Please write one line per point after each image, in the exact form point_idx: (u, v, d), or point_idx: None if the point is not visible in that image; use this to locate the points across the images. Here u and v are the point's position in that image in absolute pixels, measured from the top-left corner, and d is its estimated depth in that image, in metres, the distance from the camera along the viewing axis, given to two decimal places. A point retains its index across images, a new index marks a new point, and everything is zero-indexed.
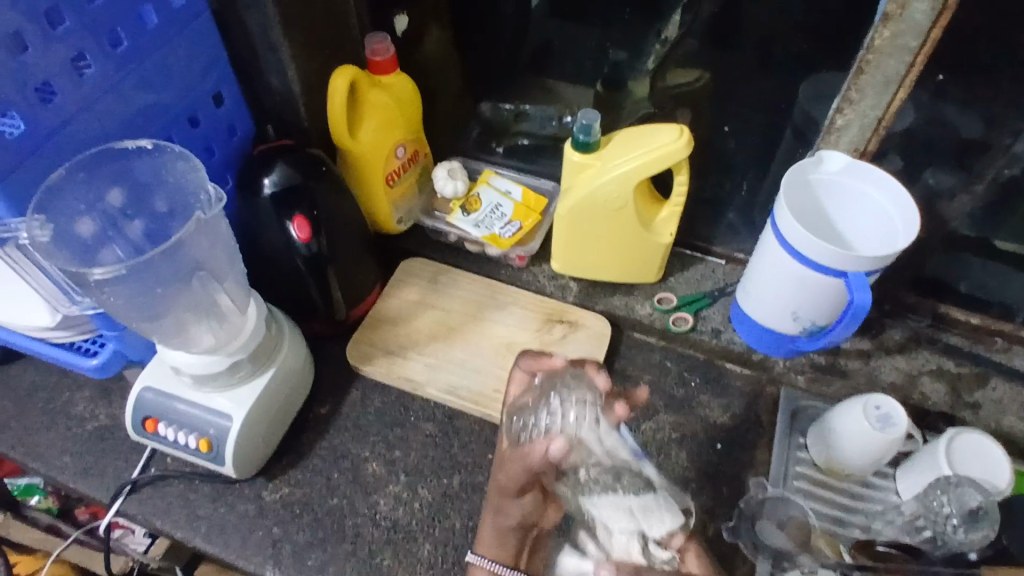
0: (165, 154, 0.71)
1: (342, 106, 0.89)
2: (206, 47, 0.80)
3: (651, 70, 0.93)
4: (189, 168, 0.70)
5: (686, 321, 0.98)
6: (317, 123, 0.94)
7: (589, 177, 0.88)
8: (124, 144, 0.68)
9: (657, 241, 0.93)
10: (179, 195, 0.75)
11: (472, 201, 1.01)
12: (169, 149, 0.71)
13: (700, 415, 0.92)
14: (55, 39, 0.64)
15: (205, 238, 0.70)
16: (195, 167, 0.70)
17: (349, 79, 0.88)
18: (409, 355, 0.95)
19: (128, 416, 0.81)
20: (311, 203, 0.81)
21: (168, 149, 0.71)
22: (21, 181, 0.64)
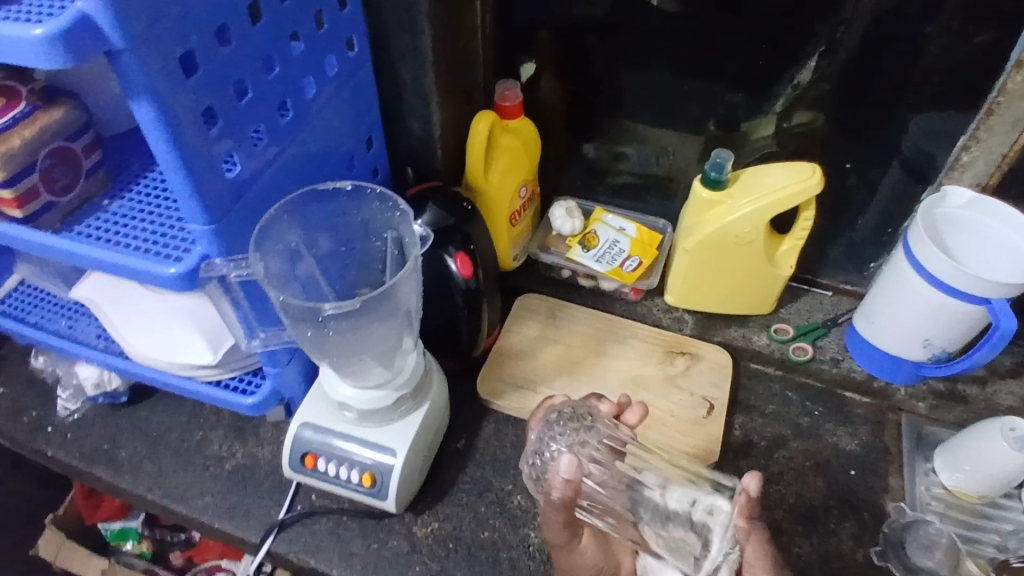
0: (361, 196, 0.74)
1: (480, 148, 0.93)
2: (366, 93, 0.83)
3: (778, 111, 0.97)
4: (390, 212, 0.74)
5: (805, 351, 1.01)
6: (448, 165, 0.97)
7: (718, 213, 0.92)
8: (333, 184, 0.71)
9: (779, 274, 0.97)
10: (360, 235, 0.77)
11: (590, 238, 1.04)
12: (366, 191, 0.74)
13: (828, 443, 0.94)
14: (268, 84, 0.66)
15: (410, 285, 0.72)
16: (389, 206, 0.74)
17: (487, 124, 0.92)
18: (539, 388, 0.96)
19: (287, 453, 0.82)
20: (466, 238, 0.84)
21: (365, 191, 0.74)
22: (233, 220, 0.64)
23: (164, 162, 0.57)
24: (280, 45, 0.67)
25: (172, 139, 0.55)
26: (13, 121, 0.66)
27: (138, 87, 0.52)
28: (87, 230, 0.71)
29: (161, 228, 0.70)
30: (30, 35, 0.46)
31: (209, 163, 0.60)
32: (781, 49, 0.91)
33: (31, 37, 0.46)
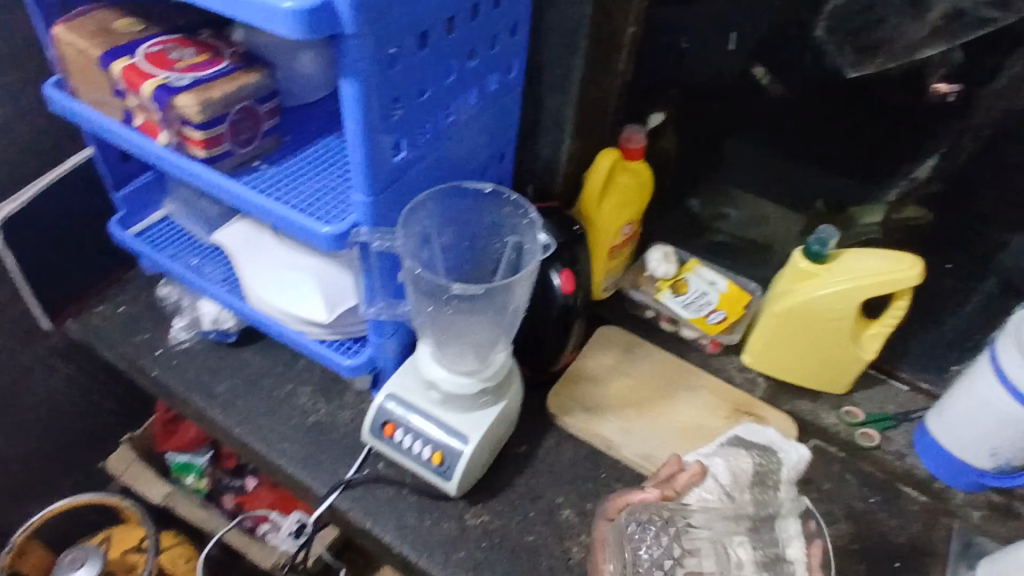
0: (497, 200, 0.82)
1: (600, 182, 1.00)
2: (513, 111, 0.91)
3: (889, 202, 1.01)
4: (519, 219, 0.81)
5: (871, 438, 1.03)
6: (566, 191, 1.04)
7: (811, 284, 0.96)
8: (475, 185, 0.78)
9: (860, 356, 1.00)
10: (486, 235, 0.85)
11: (681, 284, 1.10)
12: (503, 197, 0.82)
13: (878, 531, 0.95)
14: (444, 87, 0.74)
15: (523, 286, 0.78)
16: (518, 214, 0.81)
17: (612, 160, 1.00)
18: (605, 414, 1.00)
19: (369, 418, 0.89)
20: (573, 259, 0.91)
21: (503, 196, 0.82)
22: (388, 197, 0.72)
23: (350, 135, 0.65)
24: (461, 55, 0.75)
25: (363, 116, 0.63)
26: (216, 74, 0.76)
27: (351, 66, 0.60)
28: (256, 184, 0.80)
29: (320, 197, 0.79)
30: (283, 6, 0.55)
31: (384, 143, 0.68)
32: (902, 145, 0.96)
33: (283, 8, 0.55)
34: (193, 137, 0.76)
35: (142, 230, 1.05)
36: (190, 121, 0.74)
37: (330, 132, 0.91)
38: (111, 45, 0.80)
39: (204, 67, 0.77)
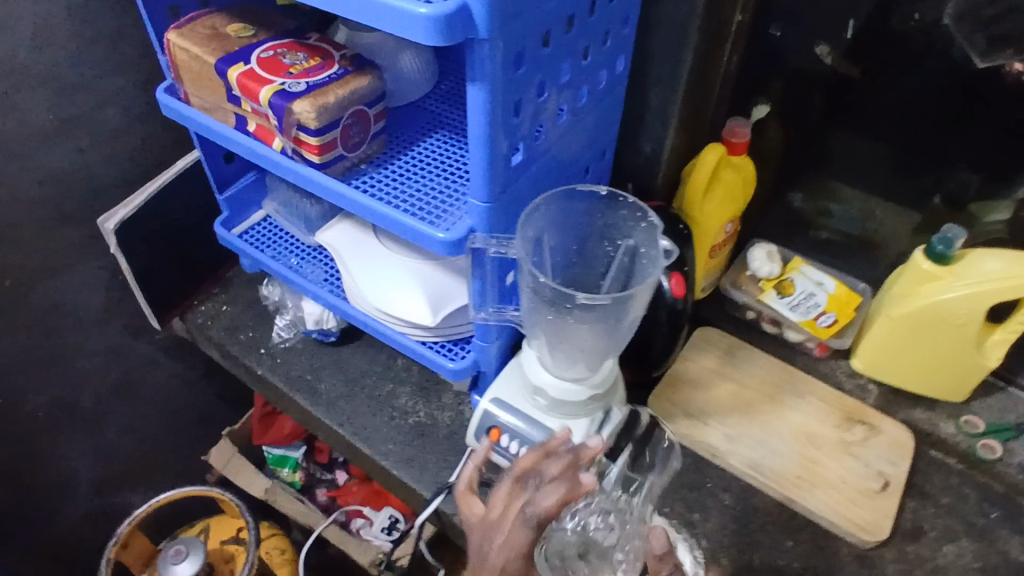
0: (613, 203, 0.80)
1: (705, 179, 0.96)
2: (616, 109, 0.89)
3: (1016, 199, 0.95)
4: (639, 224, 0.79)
5: (993, 450, 0.97)
6: (667, 189, 1.01)
7: (933, 288, 0.90)
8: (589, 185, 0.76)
9: (983, 363, 0.94)
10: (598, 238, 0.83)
11: (785, 285, 1.05)
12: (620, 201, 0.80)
13: (1003, 550, 0.89)
14: (559, 87, 0.72)
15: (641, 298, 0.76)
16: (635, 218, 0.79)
17: (717, 156, 0.95)
18: (710, 421, 0.97)
19: (475, 423, 0.88)
20: (683, 261, 0.87)
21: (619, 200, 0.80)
22: (504, 202, 0.71)
23: (473, 139, 0.64)
24: (577, 54, 0.73)
25: (488, 122, 0.62)
26: (329, 79, 0.76)
27: (482, 71, 0.59)
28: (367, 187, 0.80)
29: (432, 200, 0.79)
30: (421, 13, 0.54)
31: (504, 148, 0.66)
32: None
33: (422, 15, 0.54)
34: (309, 144, 0.76)
35: (243, 231, 1.06)
36: (307, 127, 0.74)
37: (434, 131, 0.90)
38: (225, 50, 0.79)
39: (317, 73, 0.77)
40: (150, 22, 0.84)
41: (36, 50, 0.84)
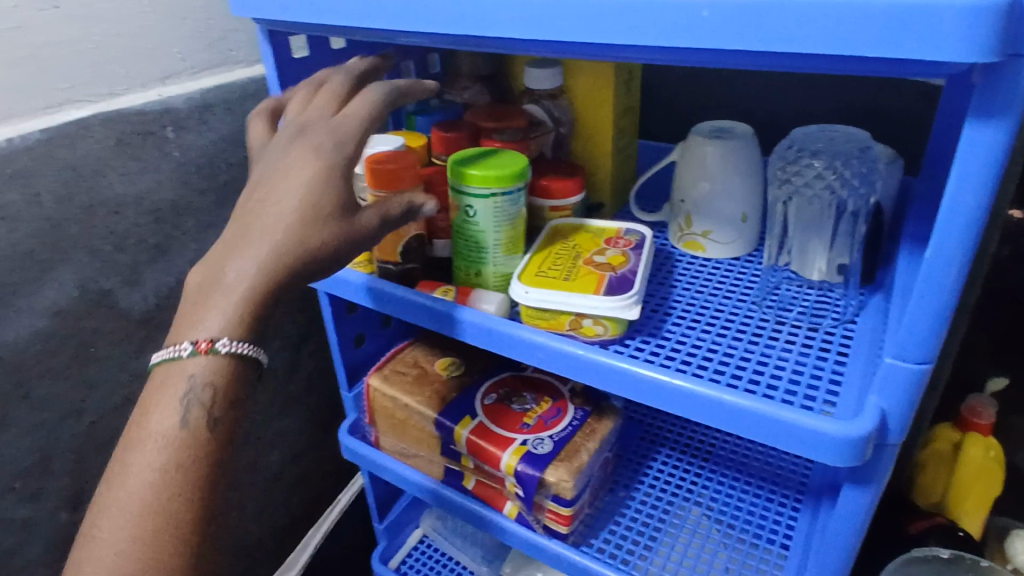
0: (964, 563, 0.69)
1: (971, 476, 0.79)
2: None
3: None
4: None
5: None
6: (917, 485, 0.84)
7: None
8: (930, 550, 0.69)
9: None
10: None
11: None
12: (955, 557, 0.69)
13: None
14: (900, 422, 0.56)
15: None
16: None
17: (982, 449, 0.78)
18: None
19: None
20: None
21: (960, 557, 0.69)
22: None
23: (825, 546, 0.49)
24: None
25: (865, 527, 0.46)
26: (572, 429, 0.63)
27: (871, 480, 0.44)
28: (606, 547, 0.64)
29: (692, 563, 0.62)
30: (827, 430, 0.41)
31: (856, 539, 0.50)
32: None
33: (827, 432, 0.41)
34: (559, 513, 0.61)
35: (400, 562, 0.84)
36: (563, 498, 0.59)
37: (659, 450, 0.75)
38: (442, 397, 0.66)
39: (554, 420, 0.64)
40: (338, 356, 0.71)
41: None
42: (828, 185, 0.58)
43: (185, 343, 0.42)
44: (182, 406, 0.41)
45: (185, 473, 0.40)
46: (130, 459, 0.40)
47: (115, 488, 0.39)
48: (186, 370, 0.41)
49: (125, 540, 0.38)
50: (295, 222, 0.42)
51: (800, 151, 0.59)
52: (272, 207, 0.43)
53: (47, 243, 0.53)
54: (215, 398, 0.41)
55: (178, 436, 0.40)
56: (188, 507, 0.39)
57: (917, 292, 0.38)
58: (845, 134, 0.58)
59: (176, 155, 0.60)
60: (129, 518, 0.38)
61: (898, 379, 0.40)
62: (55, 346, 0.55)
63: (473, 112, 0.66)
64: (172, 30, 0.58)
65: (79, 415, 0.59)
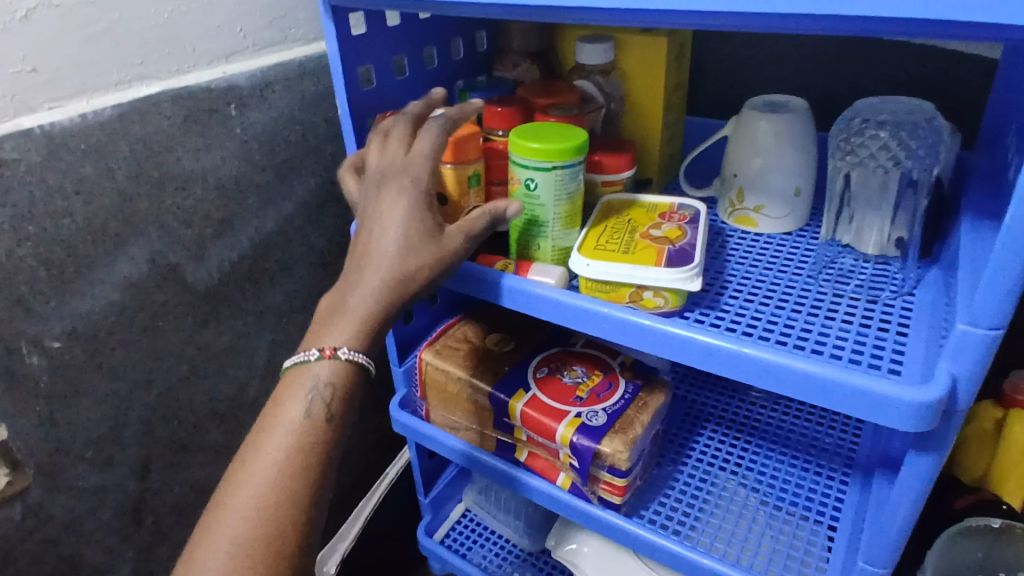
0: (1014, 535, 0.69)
1: (1017, 452, 0.77)
2: None
3: None
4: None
5: None
6: (962, 465, 0.82)
7: None
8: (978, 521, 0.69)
9: None
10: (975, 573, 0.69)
11: None
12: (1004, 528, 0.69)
13: None
14: None
15: None
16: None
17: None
18: None
19: None
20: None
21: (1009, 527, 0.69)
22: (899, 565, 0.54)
23: (885, 513, 0.49)
24: None
25: (927, 496, 0.47)
26: (625, 402, 0.63)
27: (936, 449, 0.45)
28: (655, 518, 0.64)
29: (742, 533, 0.63)
30: (896, 396, 0.41)
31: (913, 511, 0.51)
32: None
33: (897, 398, 0.41)
34: (614, 484, 0.62)
35: (444, 535, 0.86)
36: (618, 468, 0.60)
37: (704, 425, 0.75)
38: (494, 371, 0.67)
39: (606, 393, 0.64)
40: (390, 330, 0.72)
41: (265, 381, 0.71)
42: (893, 156, 0.59)
43: (314, 349, 0.46)
44: (307, 400, 0.44)
45: (313, 457, 0.43)
46: (257, 441, 0.43)
47: (243, 464, 0.42)
48: (314, 371, 0.45)
49: (250, 511, 0.41)
50: (400, 252, 0.47)
51: (865, 121, 0.59)
52: (386, 242, 0.47)
53: (119, 218, 0.54)
54: (339, 398, 0.45)
55: (300, 423, 0.44)
56: (312, 488, 0.42)
57: (994, 260, 0.38)
58: (913, 104, 0.58)
59: (239, 132, 0.61)
60: (254, 490, 0.41)
61: (970, 345, 0.40)
62: (127, 317, 0.57)
63: (526, 88, 0.67)
64: (235, 8, 0.59)
65: (148, 386, 0.61)
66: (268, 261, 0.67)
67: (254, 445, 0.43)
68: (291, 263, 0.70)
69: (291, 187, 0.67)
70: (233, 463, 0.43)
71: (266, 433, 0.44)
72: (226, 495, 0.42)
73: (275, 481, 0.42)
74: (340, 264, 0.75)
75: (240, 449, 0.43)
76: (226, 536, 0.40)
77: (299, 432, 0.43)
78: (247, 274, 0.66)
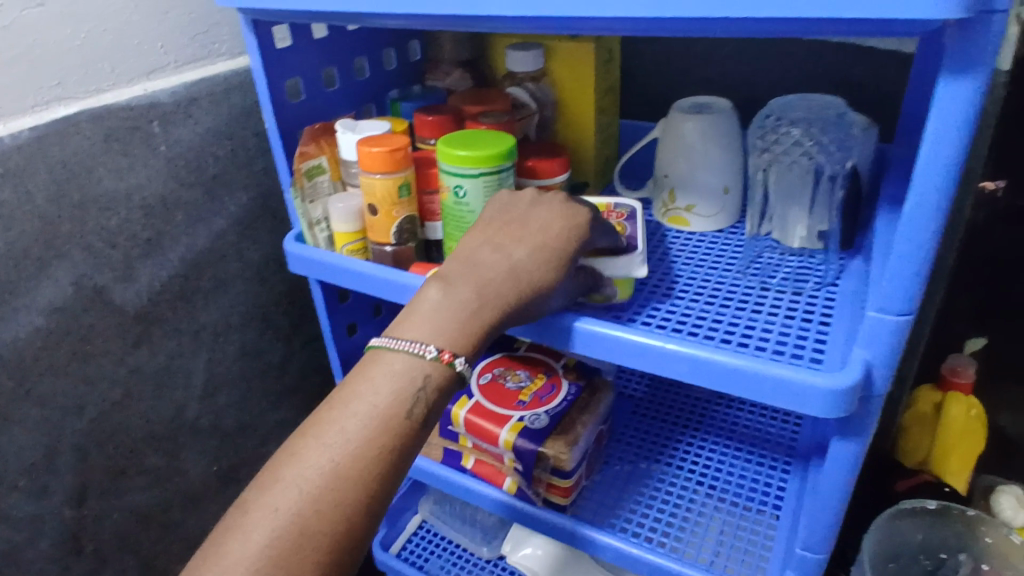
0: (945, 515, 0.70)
1: (955, 433, 0.79)
2: None
3: None
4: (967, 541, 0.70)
5: None
6: (905, 448, 0.84)
7: None
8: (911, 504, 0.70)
9: None
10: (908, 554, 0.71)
11: None
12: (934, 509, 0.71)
13: None
14: None
15: None
16: (975, 527, 0.70)
17: (963, 407, 0.79)
18: None
19: None
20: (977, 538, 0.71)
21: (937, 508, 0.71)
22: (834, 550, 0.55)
23: (817, 501, 0.50)
24: None
25: (853, 480, 0.48)
26: (568, 403, 0.64)
27: (858, 433, 0.46)
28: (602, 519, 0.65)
29: (689, 526, 0.64)
30: (815, 384, 0.42)
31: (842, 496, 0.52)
32: None
33: (816, 386, 0.42)
34: (559, 486, 0.63)
35: (400, 548, 0.85)
36: (562, 470, 0.61)
37: (651, 423, 0.76)
38: None
39: (549, 396, 0.65)
40: (331, 345, 0.71)
41: (205, 401, 0.70)
42: (806, 152, 0.60)
43: (431, 347, 0.43)
44: (408, 399, 0.42)
45: (399, 455, 0.41)
46: (339, 422, 0.41)
47: (328, 442, 0.40)
48: (421, 368, 0.43)
49: (324, 491, 0.39)
50: (541, 266, 0.47)
51: (780, 120, 0.61)
52: (523, 255, 0.47)
53: (41, 241, 0.53)
54: (436, 406, 0.43)
55: (393, 422, 0.41)
56: (384, 486, 0.41)
57: (897, 250, 0.39)
58: (826, 101, 0.61)
59: (163, 149, 0.61)
60: (332, 469, 0.39)
61: (881, 331, 0.42)
62: (54, 343, 0.56)
63: (457, 97, 0.67)
64: (155, 25, 0.58)
65: (80, 412, 0.59)
66: (201, 279, 0.66)
67: (344, 423, 0.41)
68: (226, 280, 0.69)
69: (222, 204, 0.67)
70: (314, 435, 0.41)
71: (354, 414, 0.41)
72: (300, 465, 0.39)
73: (355, 465, 0.40)
74: (278, 280, 0.75)
75: (325, 423, 0.41)
76: (285, 519, 0.38)
77: (389, 426, 0.41)
78: (180, 293, 0.65)
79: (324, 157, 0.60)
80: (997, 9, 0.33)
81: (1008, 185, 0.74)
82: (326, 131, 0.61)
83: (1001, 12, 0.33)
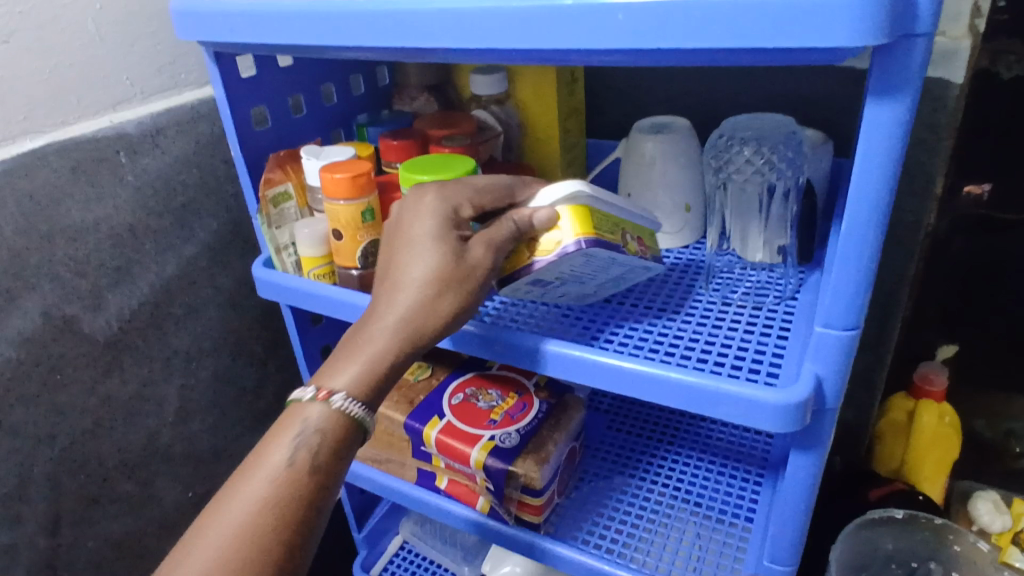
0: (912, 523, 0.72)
1: (927, 441, 0.81)
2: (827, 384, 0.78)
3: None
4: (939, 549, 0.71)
5: None
6: (879, 456, 0.85)
7: None
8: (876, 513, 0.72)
9: None
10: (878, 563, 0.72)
11: None
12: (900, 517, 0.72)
13: None
14: None
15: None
16: (943, 536, 0.71)
17: (934, 415, 0.80)
18: None
19: None
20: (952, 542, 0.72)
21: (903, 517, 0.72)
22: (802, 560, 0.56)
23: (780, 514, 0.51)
24: None
25: (812, 491, 0.49)
26: (537, 422, 0.65)
27: (814, 445, 0.47)
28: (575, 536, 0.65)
29: (660, 541, 0.64)
30: (765, 399, 0.43)
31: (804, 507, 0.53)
32: None
33: (766, 401, 0.43)
34: (531, 504, 0.63)
35: (382, 569, 0.85)
36: (533, 489, 0.62)
37: (626, 438, 0.77)
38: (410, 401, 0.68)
39: (520, 414, 0.65)
40: (304, 367, 0.71)
41: (178, 427, 0.70)
42: (760, 171, 0.60)
43: (307, 388, 0.45)
44: (296, 442, 0.43)
45: (301, 498, 0.41)
46: (236, 488, 0.41)
47: (226, 507, 0.40)
48: (309, 414, 0.44)
49: (229, 550, 0.38)
50: (426, 276, 0.46)
51: (733, 139, 0.61)
52: (411, 269, 0.47)
53: (10, 272, 0.54)
54: (330, 442, 0.44)
55: (289, 470, 0.42)
56: (294, 530, 0.40)
57: (841, 267, 0.40)
58: (777, 119, 0.60)
59: (131, 179, 0.61)
60: (234, 529, 0.39)
61: (828, 345, 0.43)
62: (24, 373, 0.56)
63: (423, 120, 0.68)
64: (119, 57, 0.59)
65: (51, 441, 0.59)
66: (172, 305, 0.67)
67: (238, 487, 0.41)
68: (197, 306, 0.69)
69: (192, 231, 0.67)
70: (214, 506, 0.41)
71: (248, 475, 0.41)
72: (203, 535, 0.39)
73: (256, 519, 0.40)
74: (250, 304, 0.75)
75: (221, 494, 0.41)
76: None
77: (282, 474, 0.41)
78: (150, 320, 0.65)
79: (290, 183, 0.61)
80: (918, 33, 0.34)
81: (990, 189, 0.73)
82: (292, 157, 0.62)
83: (923, 36, 0.34)
